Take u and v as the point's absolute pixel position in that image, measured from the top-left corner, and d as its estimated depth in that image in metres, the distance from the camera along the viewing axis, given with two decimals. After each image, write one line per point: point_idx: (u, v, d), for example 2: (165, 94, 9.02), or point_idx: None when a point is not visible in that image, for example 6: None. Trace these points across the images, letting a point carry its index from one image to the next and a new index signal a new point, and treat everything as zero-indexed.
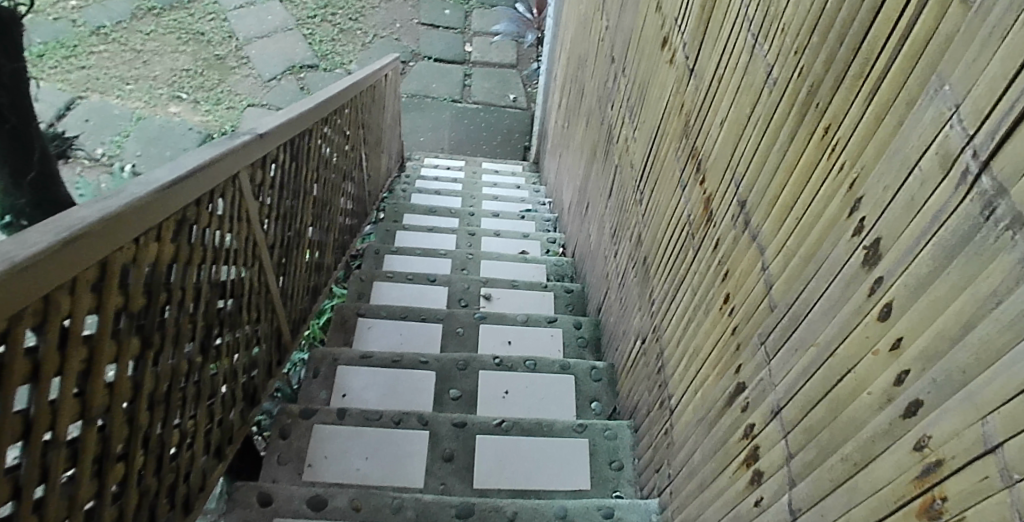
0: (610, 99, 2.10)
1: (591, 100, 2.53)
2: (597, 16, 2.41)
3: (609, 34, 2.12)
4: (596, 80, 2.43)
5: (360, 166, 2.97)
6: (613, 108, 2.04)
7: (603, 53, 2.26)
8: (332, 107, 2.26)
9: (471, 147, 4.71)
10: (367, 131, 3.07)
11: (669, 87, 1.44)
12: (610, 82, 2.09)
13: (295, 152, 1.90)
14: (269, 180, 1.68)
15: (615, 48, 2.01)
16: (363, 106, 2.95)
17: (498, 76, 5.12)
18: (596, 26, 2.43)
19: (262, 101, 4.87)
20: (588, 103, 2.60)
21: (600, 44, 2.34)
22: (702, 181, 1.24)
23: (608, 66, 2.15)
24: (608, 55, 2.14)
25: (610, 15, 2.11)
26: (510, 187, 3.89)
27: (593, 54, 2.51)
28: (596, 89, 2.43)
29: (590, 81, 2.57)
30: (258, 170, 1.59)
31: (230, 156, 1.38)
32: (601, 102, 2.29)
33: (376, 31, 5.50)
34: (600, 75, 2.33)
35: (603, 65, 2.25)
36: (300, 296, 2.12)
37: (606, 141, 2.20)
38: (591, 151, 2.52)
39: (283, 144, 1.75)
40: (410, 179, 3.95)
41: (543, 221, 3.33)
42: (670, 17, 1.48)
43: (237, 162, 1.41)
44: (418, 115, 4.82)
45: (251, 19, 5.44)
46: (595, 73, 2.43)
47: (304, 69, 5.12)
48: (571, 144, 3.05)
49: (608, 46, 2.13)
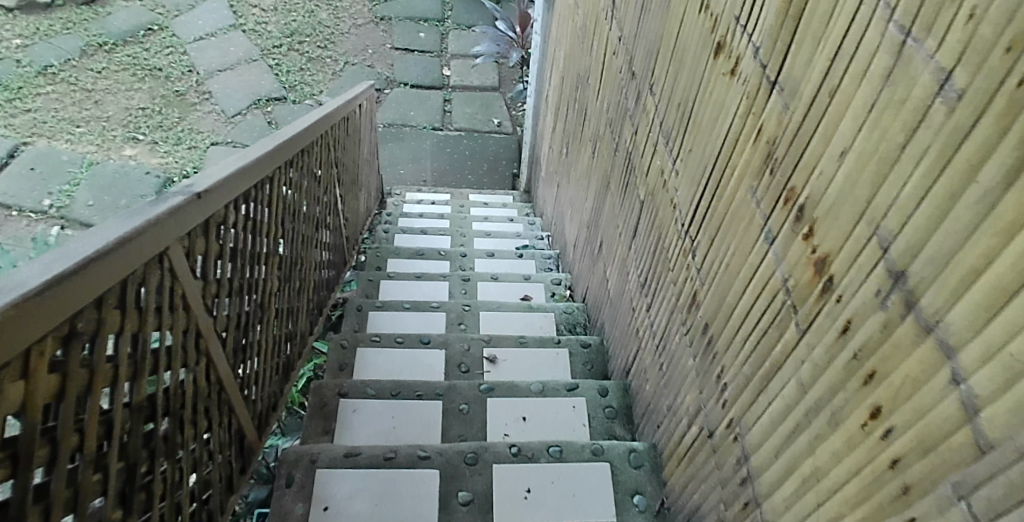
0: (629, 120, 1.76)
1: (600, 124, 2.19)
2: (603, 28, 2.07)
3: (624, 44, 1.78)
4: (604, 101, 2.10)
5: (336, 209, 2.61)
6: (634, 132, 1.70)
7: (614, 68, 1.93)
8: (300, 146, 1.91)
9: (456, 178, 4.37)
10: (342, 169, 2.72)
11: (735, 106, 1.09)
12: (629, 102, 1.74)
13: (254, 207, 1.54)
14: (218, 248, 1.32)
15: (634, 60, 1.67)
16: (336, 142, 2.59)
17: (480, 100, 4.80)
18: (602, 38, 2.09)
19: (227, 139, 4.50)
20: (595, 126, 2.27)
21: (608, 59, 2.02)
22: (807, 235, 0.89)
23: (623, 85, 1.81)
24: (623, 71, 1.81)
25: (624, 23, 1.77)
26: (502, 221, 3.54)
27: (598, 71, 2.18)
28: (605, 110, 2.10)
29: (596, 102, 2.24)
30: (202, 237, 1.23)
31: (155, 228, 1.01)
32: (615, 127, 1.95)
33: (346, 58, 5.14)
34: (611, 94, 1.99)
35: (614, 83, 1.93)
36: (267, 378, 1.75)
37: (626, 172, 1.86)
38: (602, 183, 2.19)
39: (235, 198, 1.38)
40: (392, 217, 3.58)
41: (543, 258, 2.98)
42: (728, 15, 1.13)
43: (166, 234, 1.05)
44: (396, 145, 4.47)
45: (212, 52, 5.05)
46: (604, 93, 2.10)
47: (271, 102, 4.75)
48: (572, 173, 2.72)
49: (622, 60, 1.81)
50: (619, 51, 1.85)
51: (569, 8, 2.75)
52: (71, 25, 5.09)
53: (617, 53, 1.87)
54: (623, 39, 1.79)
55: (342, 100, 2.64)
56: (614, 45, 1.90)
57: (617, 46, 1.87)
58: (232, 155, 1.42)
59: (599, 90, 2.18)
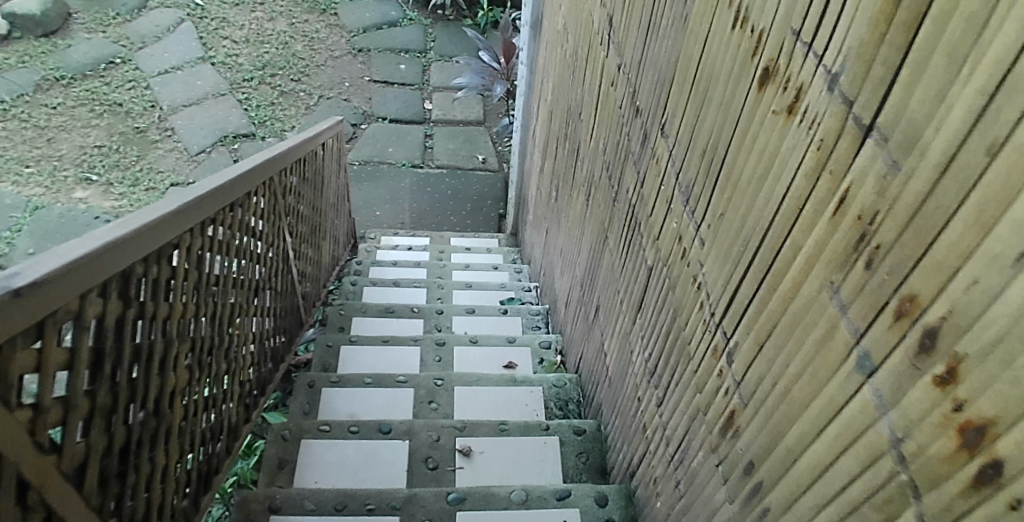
0: (632, 165, 1.42)
1: (594, 167, 1.84)
2: (598, 55, 1.74)
3: (624, 71, 1.45)
4: (600, 140, 1.77)
5: (291, 264, 2.25)
6: (639, 180, 1.36)
7: (612, 102, 1.59)
8: (232, 195, 1.57)
9: (437, 219, 4.02)
10: (299, 216, 2.37)
11: (805, 161, 0.76)
12: (633, 145, 1.40)
13: (157, 281, 1.19)
14: (85, 349, 0.98)
15: (637, 91, 1.34)
16: (292, 186, 2.26)
17: (463, 135, 4.50)
18: (597, 67, 1.76)
19: (188, 179, 4.12)
20: (588, 169, 1.93)
21: (603, 90, 1.69)
22: (951, 382, 0.55)
23: (623, 123, 1.48)
24: (622, 107, 1.48)
25: (626, 48, 1.43)
26: (485, 268, 3.19)
27: (592, 105, 1.85)
28: (600, 151, 1.77)
29: (589, 142, 1.91)
30: (54, 342, 0.89)
31: None
32: (614, 172, 1.62)
33: (321, 91, 4.80)
34: (609, 132, 1.65)
35: (612, 118, 1.60)
36: (173, 496, 1.37)
37: (629, 229, 1.51)
38: (597, 236, 1.85)
39: (117, 276, 1.04)
40: (363, 267, 3.21)
41: (531, 315, 2.62)
42: (789, 28, 0.79)
43: None
44: (373, 184, 4.13)
45: (178, 85, 4.67)
46: (599, 132, 1.78)
47: (238, 139, 4.40)
48: (562, 220, 2.38)
49: (620, 92, 1.49)
50: (618, 79, 1.51)
51: (556, 36, 2.45)
52: (27, 58, 4.69)
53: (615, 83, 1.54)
54: (624, 66, 1.45)
55: (300, 136, 2.31)
56: (611, 73, 1.57)
57: (614, 74, 1.54)
58: (119, 216, 1.08)
59: (593, 127, 1.84)
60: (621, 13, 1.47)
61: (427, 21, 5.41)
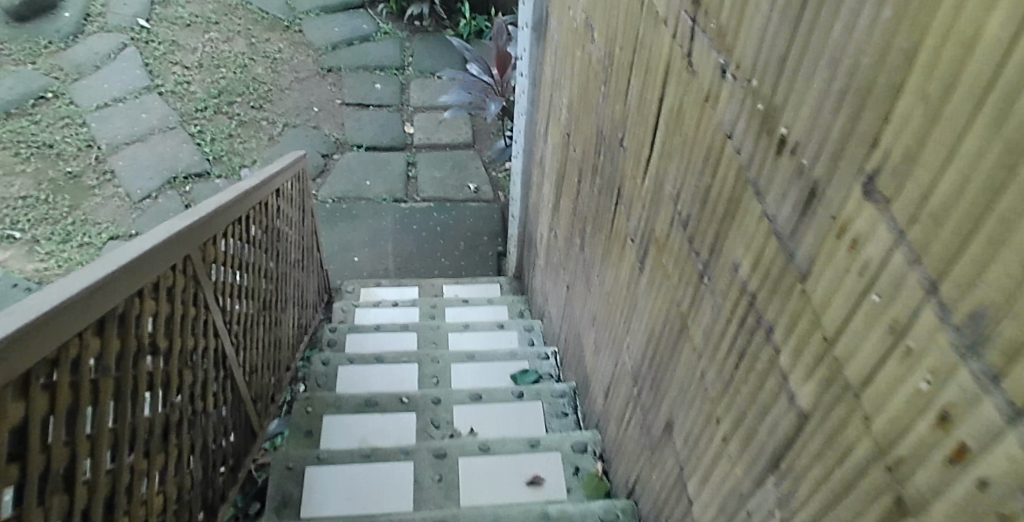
0: (771, 234, 0.84)
1: (659, 223, 1.26)
2: (667, 55, 1.15)
3: (740, 78, 0.86)
4: (673, 183, 1.18)
5: (236, 363, 1.65)
6: (796, 269, 0.78)
7: (709, 130, 0.99)
8: (102, 309, 0.97)
9: (426, 262, 3.42)
10: (246, 291, 1.77)
11: None
12: (775, 202, 0.80)
13: None
14: None
15: (788, 112, 0.75)
16: (234, 255, 1.65)
17: (450, 160, 3.92)
18: (665, 73, 1.17)
19: (130, 230, 3.51)
20: (644, 224, 1.34)
21: (683, 108, 1.10)
22: None
23: (737, 158, 0.90)
24: (734, 139, 0.90)
25: (744, 40, 0.84)
26: (488, 327, 2.58)
27: (651, 130, 1.27)
28: (674, 199, 1.18)
29: (646, 182, 1.31)
30: None
31: None
32: (712, 235, 1.03)
33: (286, 119, 4.19)
34: (702, 173, 1.05)
35: (710, 150, 1.01)
36: None
37: (758, 332, 0.93)
38: (667, 320, 1.26)
39: None
40: (337, 332, 2.58)
41: (554, 398, 2.02)
42: None
43: None
44: (349, 224, 3.53)
45: (119, 120, 4.04)
46: (670, 172, 1.18)
47: (190, 179, 3.78)
48: (592, 279, 1.81)
49: (730, 109, 0.90)
50: (723, 86, 0.91)
51: (570, 39, 1.87)
52: None
53: (714, 99, 0.95)
54: (737, 67, 0.86)
55: (245, 186, 1.71)
56: (705, 79, 0.98)
57: (710, 82, 0.95)
58: None
59: (657, 163, 1.25)
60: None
61: (404, 34, 4.83)
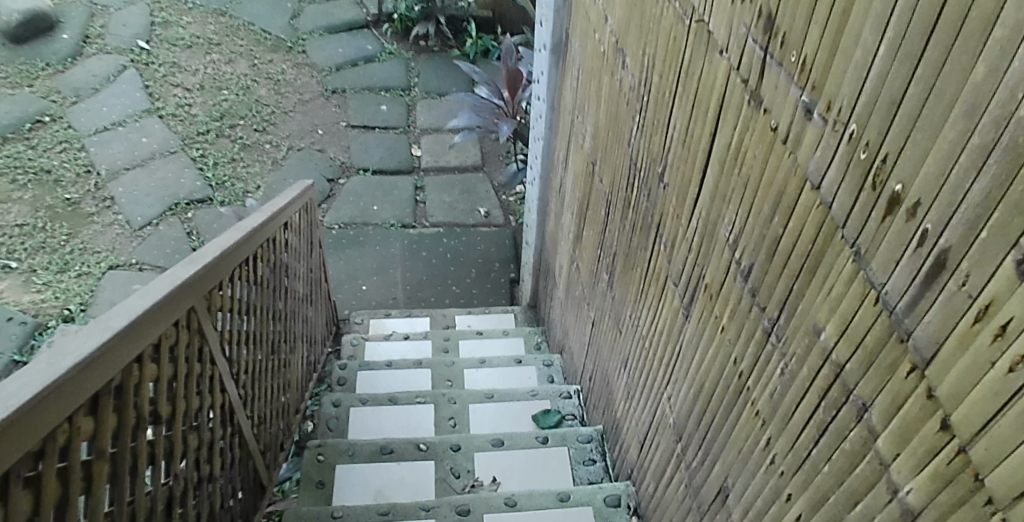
0: (875, 300, 0.73)
1: (712, 270, 1.15)
2: (725, 88, 1.04)
3: (831, 121, 0.76)
4: (730, 228, 1.07)
5: (244, 415, 1.54)
6: (914, 347, 0.67)
7: (784, 175, 0.88)
8: (92, 384, 0.86)
9: (436, 290, 3.31)
10: (253, 336, 1.66)
11: None
12: (884, 267, 0.69)
13: None
14: None
15: (905, 166, 0.65)
16: (241, 300, 1.54)
17: (459, 184, 3.82)
18: (721, 107, 1.07)
19: (129, 259, 3.39)
20: (692, 269, 1.23)
21: (747, 147, 0.99)
22: None
23: (827, 210, 0.79)
24: (823, 188, 0.79)
25: (837, 78, 0.74)
26: (505, 363, 2.47)
27: (701, 168, 1.16)
28: (732, 246, 1.07)
29: (695, 224, 1.20)
30: None
31: None
32: (786, 291, 0.92)
33: (290, 142, 4.09)
34: (771, 222, 0.94)
35: (785, 197, 0.89)
36: None
37: (845, 410, 0.82)
38: (722, 378, 1.14)
39: None
40: (347, 370, 2.45)
41: (581, 443, 1.91)
42: None
43: None
44: (356, 251, 3.42)
45: (119, 145, 3.94)
46: (728, 215, 1.07)
47: (192, 205, 3.67)
48: (623, 321, 1.69)
49: (818, 156, 0.79)
50: (807, 129, 0.80)
51: (596, 64, 1.77)
52: None
53: (795, 141, 0.84)
54: (829, 108, 0.76)
55: (250, 225, 1.60)
56: (781, 119, 0.87)
57: (789, 123, 0.84)
58: None
59: (709, 205, 1.14)
60: (812, 10, 0.78)
61: (410, 54, 4.75)
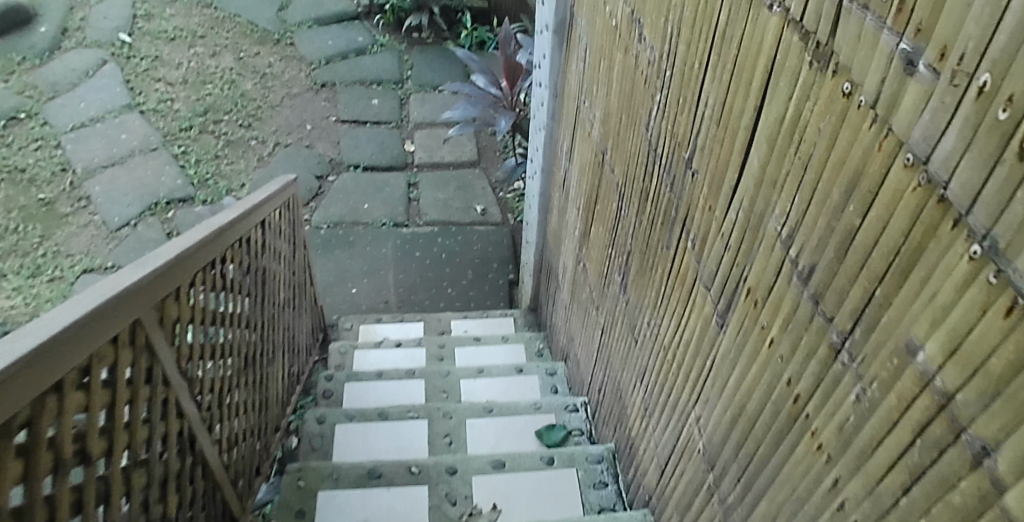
0: (1015, 315, 0.53)
1: (759, 271, 0.96)
2: (782, 47, 0.85)
3: (949, 72, 0.56)
4: (784, 220, 0.88)
5: (207, 440, 1.35)
6: None
7: (868, 151, 0.69)
8: None
9: (431, 293, 3.12)
10: (222, 350, 1.46)
11: None
12: None
13: None
14: None
15: None
16: (206, 309, 1.34)
17: (455, 180, 3.62)
18: (774, 72, 0.88)
19: (105, 262, 3.19)
20: (731, 270, 1.04)
21: (812, 119, 0.80)
22: None
23: (941, 193, 0.60)
24: (934, 163, 0.60)
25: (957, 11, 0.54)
26: (505, 372, 2.27)
27: (745, 149, 0.97)
28: (786, 242, 0.88)
29: (735, 216, 1.01)
30: None
31: None
32: (863, 298, 0.73)
33: (277, 137, 3.89)
34: (844, 210, 0.75)
35: (867, 178, 0.70)
36: None
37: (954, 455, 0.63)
38: (771, 400, 0.95)
39: None
40: (334, 381, 2.26)
41: (590, 464, 1.73)
42: None
43: None
44: (345, 252, 3.23)
45: (96, 142, 3.73)
46: (782, 204, 0.88)
47: (172, 205, 3.47)
48: (640, 329, 1.50)
49: (927, 120, 0.60)
50: (911, 85, 0.61)
51: (607, 40, 1.58)
52: None
53: (889, 105, 0.65)
54: (944, 54, 0.56)
55: (217, 223, 1.40)
56: (866, 78, 0.68)
57: (880, 82, 0.65)
58: None
59: (755, 192, 0.95)
60: None
61: (402, 46, 4.55)
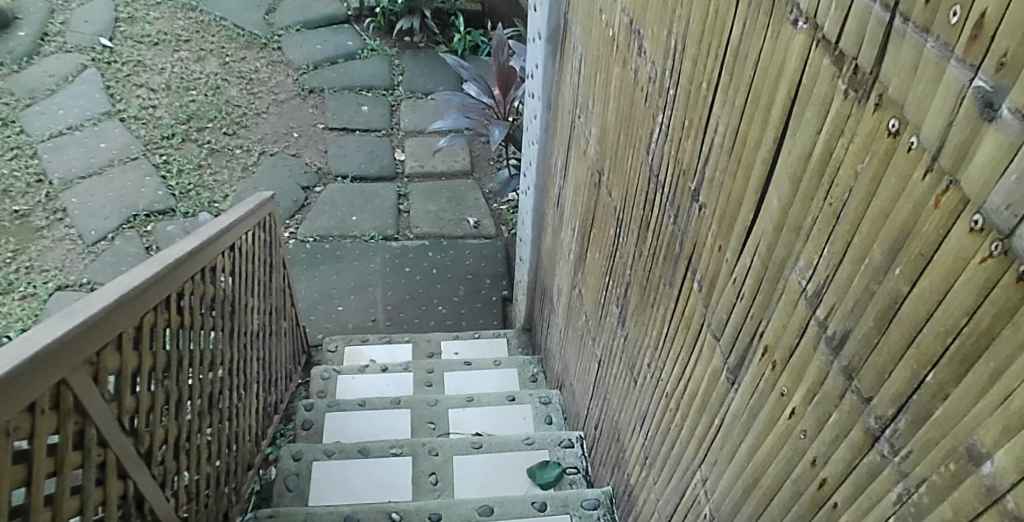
0: None
1: (778, 329, 0.84)
2: (813, 72, 0.73)
3: None
4: (810, 274, 0.76)
5: (159, 499, 1.22)
6: None
7: (921, 207, 0.57)
8: None
9: (420, 310, 2.98)
10: (183, 393, 1.32)
11: None
12: None
13: None
14: None
15: None
16: (160, 353, 1.20)
17: (447, 191, 3.49)
18: (801, 102, 0.75)
19: (79, 278, 3.05)
20: (745, 322, 0.92)
21: (849, 161, 0.67)
22: None
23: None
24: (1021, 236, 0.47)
25: None
26: (496, 400, 2.14)
27: (763, 187, 0.85)
28: (812, 299, 0.76)
29: (750, 262, 0.89)
30: None
31: None
32: (911, 382, 0.61)
33: (263, 146, 3.75)
34: (888, 273, 0.63)
35: (917, 239, 0.58)
36: None
37: None
38: (791, 477, 0.83)
39: None
40: (314, 411, 2.13)
41: (584, 509, 1.60)
42: None
43: None
44: (332, 268, 3.09)
45: (74, 151, 3.59)
46: (808, 256, 0.76)
47: (152, 217, 3.33)
48: (639, 369, 1.37)
49: (1011, 181, 0.47)
50: (987, 136, 0.49)
51: (603, 52, 1.45)
52: None
53: (957, 156, 0.52)
54: None
55: (177, 254, 1.25)
56: (927, 120, 0.55)
57: (946, 127, 0.53)
58: None
59: (776, 237, 0.82)
60: None
61: (393, 51, 4.42)
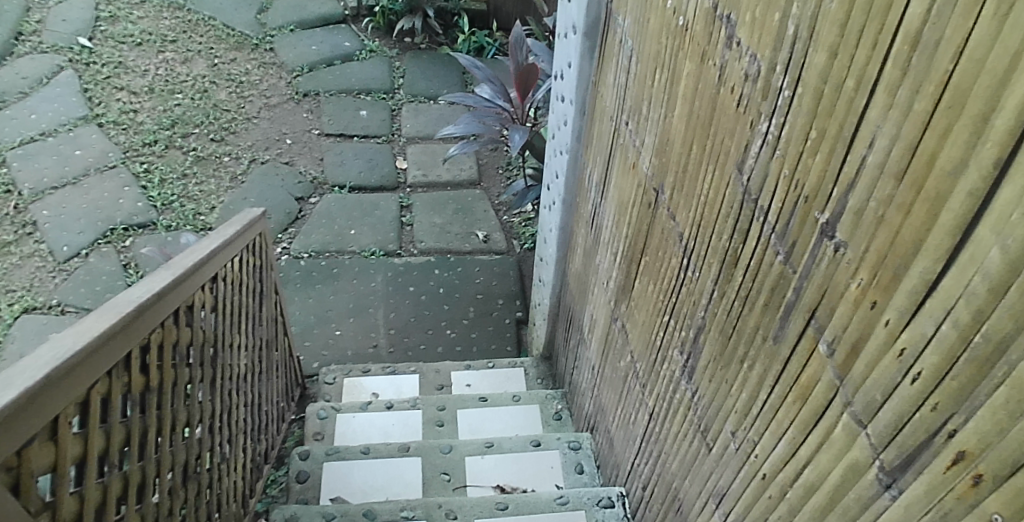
0: None
1: (990, 438, 0.57)
2: None
3: None
4: None
5: None
6: None
7: None
8: None
9: (426, 334, 2.72)
10: (147, 472, 1.05)
11: None
12: None
13: None
14: None
15: None
16: (116, 428, 0.93)
17: (453, 202, 3.23)
18: None
19: (49, 300, 2.77)
20: (922, 413, 0.66)
21: None
22: None
23: None
24: None
25: None
26: (519, 446, 1.88)
27: (970, 229, 0.58)
28: None
29: (939, 332, 0.63)
30: None
31: None
32: None
33: (253, 153, 3.48)
34: None
35: None
36: None
37: None
38: None
39: None
40: (310, 460, 1.86)
41: None
42: None
43: None
44: (329, 287, 2.83)
45: (47, 159, 3.31)
46: None
47: (131, 232, 3.06)
48: (717, 436, 1.12)
49: None
50: None
51: (668, 46, 1.19)
52: None
53: None
54: None
55: (142, 298, 0.98)
56: None
57: None
58: None
59: (997, 303, 0.56)
60: None
61: (394, 52, 4.17)
